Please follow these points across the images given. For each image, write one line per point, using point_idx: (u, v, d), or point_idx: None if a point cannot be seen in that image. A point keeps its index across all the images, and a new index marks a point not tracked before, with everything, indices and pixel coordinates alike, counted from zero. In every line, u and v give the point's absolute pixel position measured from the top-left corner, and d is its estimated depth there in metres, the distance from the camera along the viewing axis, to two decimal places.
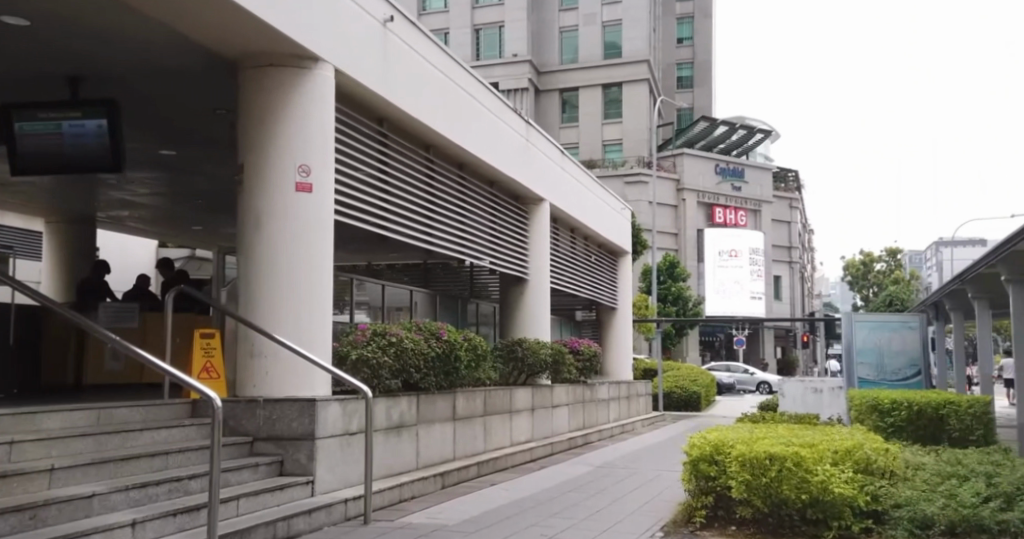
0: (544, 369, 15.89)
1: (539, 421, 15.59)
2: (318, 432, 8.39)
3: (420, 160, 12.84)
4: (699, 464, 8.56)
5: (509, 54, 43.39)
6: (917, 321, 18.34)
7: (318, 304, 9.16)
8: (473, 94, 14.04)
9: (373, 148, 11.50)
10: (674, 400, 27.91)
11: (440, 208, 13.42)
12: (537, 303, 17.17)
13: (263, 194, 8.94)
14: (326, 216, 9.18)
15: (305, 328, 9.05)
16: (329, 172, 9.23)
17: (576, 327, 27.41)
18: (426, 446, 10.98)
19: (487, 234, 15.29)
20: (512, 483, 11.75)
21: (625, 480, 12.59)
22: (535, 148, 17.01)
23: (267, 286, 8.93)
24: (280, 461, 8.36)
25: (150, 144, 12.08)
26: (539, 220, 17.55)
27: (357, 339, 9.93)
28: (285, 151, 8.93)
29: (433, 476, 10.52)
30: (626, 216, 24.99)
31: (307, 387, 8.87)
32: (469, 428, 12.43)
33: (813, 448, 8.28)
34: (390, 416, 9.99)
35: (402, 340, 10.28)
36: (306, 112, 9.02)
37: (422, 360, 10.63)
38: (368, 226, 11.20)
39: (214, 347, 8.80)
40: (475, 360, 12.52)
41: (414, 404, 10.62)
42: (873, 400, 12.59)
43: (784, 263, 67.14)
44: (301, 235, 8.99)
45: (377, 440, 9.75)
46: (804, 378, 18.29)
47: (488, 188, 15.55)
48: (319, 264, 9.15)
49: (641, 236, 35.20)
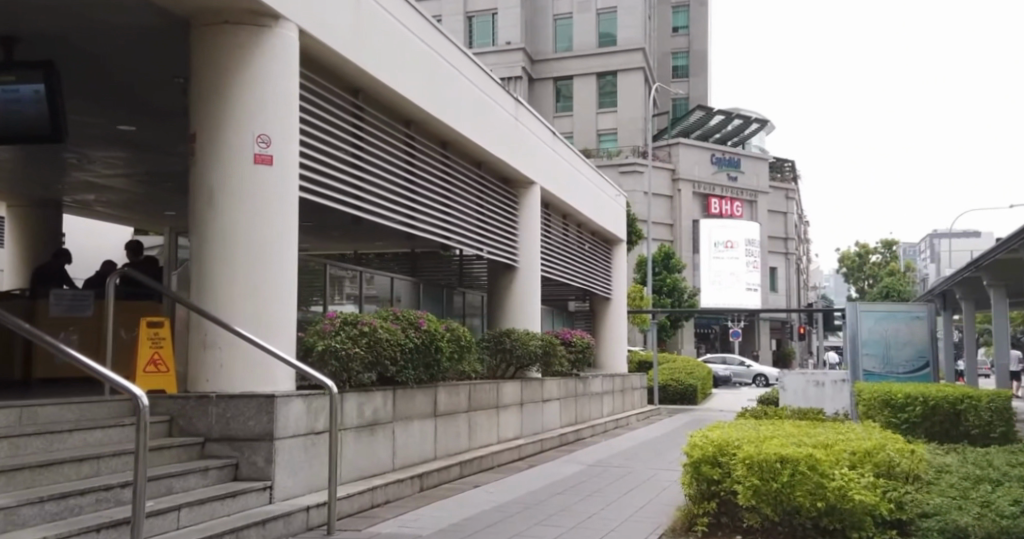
0: (534, 361, 15.01)
1: (528, 416, 14.77)
2: (277, 431, 7.52)
3: (398, 136, 11.96)
4: (701, 467, 7.78)
5: (503, 42, 42.49)
6: (925, 312, 17.62)
7: (281, 292, 8.28)
8: (458, 68, 13.16)
9: (346, 123, 10.62)
10: (669, 393, 27.12)
11: (422, 190, 12.54)
12: (527, 292, 16.30)
13: (217, 168, 8.03)
14: (289, 191, 8.30)
15: (264, 319, 8.14)
16: (292, 142, 8.33)
17: (569, 318, 26.56)
18: (403, 444, 10.14)
19: (474, 219, 14.39)
20: (497, 484, 10.90)
21: (620, 481, 11.74)
22: (525, 129, 16.13)
23: (222, 269, 8.03)
24: (234, 465, 7.50)
25: (106, 117, 11.17)
26: (528, 204, 16.66)
27: (324, 329, 9.02)
28: (241, 119, 8.04)
29: (412, 478, 9.69)
30: (621, 203, 24.13)
31: (267, 383, 7.97)
32: (451, 424, 11.58)
33: (828, 449, 7.49)
34: (361, 413, 9.14)
35: (376, 329, 9.37)
36: (266, 77, 8.11)
37: (398, 351, 9.77)
38: (341, 207, 10.33)
39: (162, 337, 7.92)
40: (458, 353, 11.67)
41: (388, 400, 9.77)
42: (886, 394, 11.82)
43: (781, 256, 66.36)
44: (260, 214, 8.10)
45: (347, 439, 8.89)
46: (806, 371, 17.49)
47: (474, 168, 14.66)
48: (281, 247, 8.28)
49: (636, 226, 34.33)
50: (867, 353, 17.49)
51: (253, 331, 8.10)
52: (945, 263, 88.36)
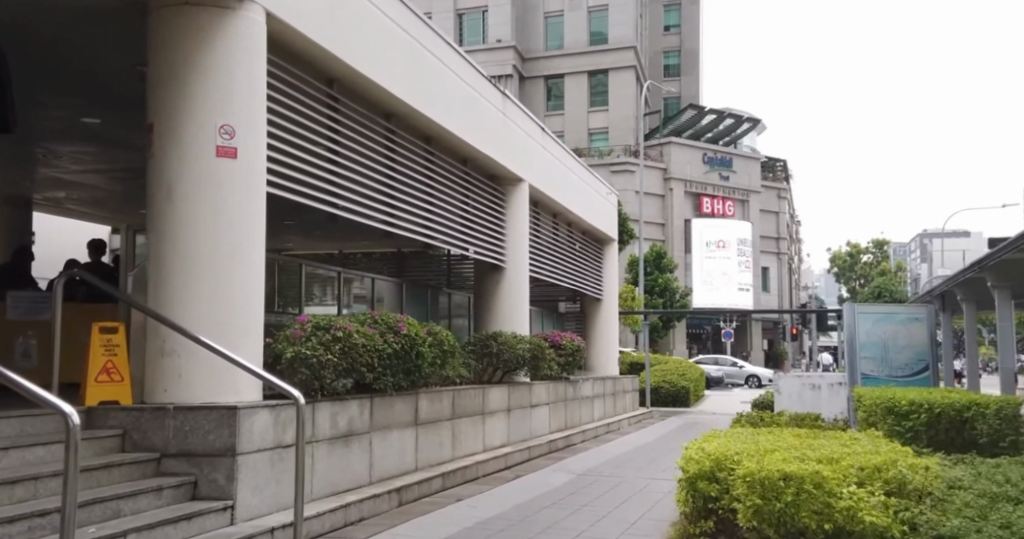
0: (522, 365, 14.45)
1: (515, 422, 14.24)
2: (240, 446, 6.95)
3: (378, 130, 11.41)
4: (697, 483, 7.46)
5: (494, 40, 42.02)
6: (925, 313, 17.08)
7: (248, 295, 7.70)
8: (443, 60, 12.58)
9: (321, 114, 10.06)
10: (661, 395, 26.61)
11: (404, 186, 11.97)
12: (515, 293, 15.73)
13: (178, 162, 7.45)
14: (255, 186, 7.72)
15: (228, 324, 7.56)
16: (259, 133, 7.74)
17: (559, 319, 26.05)
18: (381, 455, 9.59)
19: (459, 216, 13.81)
20: (482, 496, 10.36)
21: (611, 491, 11.20)
22: (513, 124, 15.55)
23: (182, 270, 7.45)
24: (193, 483, 6.94)
25: (69, 109, 10.57)
26: (516, 202, 16.10)
27: (294, 334, 8.39)
28: (201, 109, 7.46)
29: (390, 492, 9.12)
30: (612, 201, 23.59)
31: (231, 393, 7.39)
32: (433, 433, 11.05)
33: (834, 465, 7.00)
34: (335, 424, 8.59)
35: (351, 334, 8.78)
36: (231, 64, 7.54)
37: (375, 357, 9.22)
38: (315, 204, 9.79)
39: (115, 344, 7.33)
40: (442, 359, 11.12)
41: (365, 410, 9.24)
42: (889, 401, 11.35)
43: (773, 256, 65.99)
44: (224, 211, 7.52)
45: (320, 451, 8.33)
46: (801, 375, 16.91)
47: (459, 165, 14.09)
48: (248, 247, 7.70)
49: (628, 226, 33.82)
50: (865, 356, 17.02)
51: (217, 336, 7.51)
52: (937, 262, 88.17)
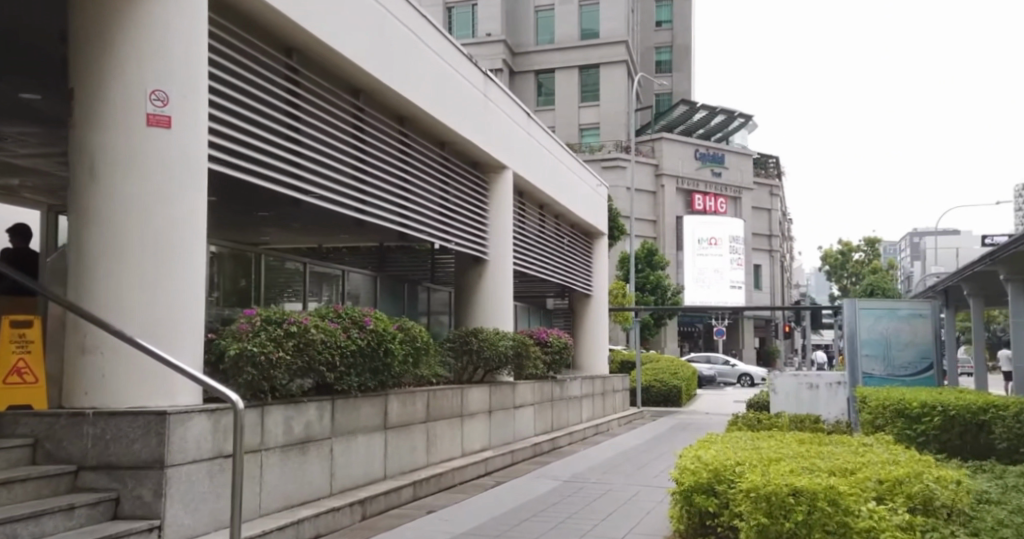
0: (504, 364, 13.56)
1: (497, 425, 13.37)
2: (169, 458, 6.08)
3: (346, 109, 10.55)
4: (693, 497, 6.66)
5: (483, 34, 41.19)
6: (929, 310, 16.23)
7: (187, 284, 6.80)
8: (418, 35, 11.71)
9: (280, 86, 9.19)
10: (652, 394, 25.80)
11: (375, 170, 11.08)
12: (498, 287, 14.85)
13: (104, 133, 6.55)
14: (193, 161, 6.81)
15: (163, 316, 6.64)
16: (198, 101, 6.83)
17: (546, 316, 25.21)
18: (345, 463, 8.73)
19: (437, 204, 12.92)
20: (457, 508, 9.48)
21: (598, 501, 10.33)
22: (495, 106, 14.67)
23: (106, 257, 6.53)
24: (114, 499, 6.05)
25: (5, 81, 9.64)
26: (500, 191, 15.22)
27: (241, 330, 7.39)
28: (130, 72, 6.56)
29: (353, 504, 8.27)
30: (602, 194, 22.76)
31: (165, 395, 6.51)
32: (405, 438, 10.18)
33: (850, 478, 6.14)
34: (288, 430, 7.72)
35: (309, 330, 7.86)
36: (165, 20, 6.64)
37: (337, 355, 8.35)
38: (274, 187, 8.94)
39: (29, 341, 6.46)
40: (415, 357, 10.25)
41: (325, 413, 8.38)
42: (900, 403, 10.40)
43: (765, 254, 65.26)
44: (158, 188, 6.62)
45: (271, 460, 7.47)
46: (799, 373, 16.31)
47: (438, 150, 13.22)
48: (188, 231, 6.80)
49: (619, 222, 33.03)
50: (866, 353, 16.13)
51: (150, 330, 6.60)
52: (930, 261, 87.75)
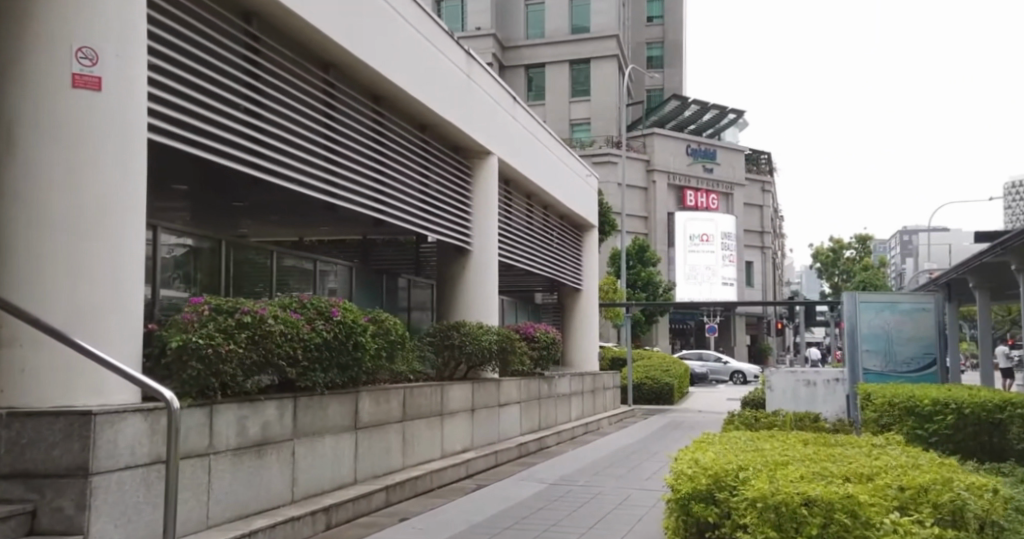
0: (489, 359, 12.82)
1: (480, 424, 12.63)
2: (95, 464, 5.36)
3: (314, 83, 9.83)
4: (690, 506, 5.94)
5: (473, 28, 40.48)
6: (932, 303, 15.58)
7: (122, 269, 6.05)
8: (395, 7, 10.98)
9: (238, 54, 8.47)
10: (644, 391, 25.12)
11: (347, 150, 10.35)
12: (482, 278, 14.10)
13: (23, 95, 5.80)
14: (128, 129, 6.07)
15: (92, 305, 5.88)
16: (133, 62, 6.11)
17: (535, 311, 24.51)
18: (308, 467, 7.98)
19: (417, 190, 12.18)
20: (433, 515, 8.75)
21: (587, 505, 9.62)
22: (478, 86, 13.93)
23: (25, 237, 5.76)
24: (31, 513, 5.33)
25: None
26: (484, 178, 14.48)
27: (187, 321, 6.60)
28: (52, 26, 5.82)
29: (315, 512, 7.54)
30: (593, 184, 22.02)
31: (94, 393, 5.76)
32: (378, 438, 9.44)
33: (867, 485, 5.41)
34: (242, 432, 6.98)
35: (266, 320, 7.11)
36: None
37: (299, 348, 7.60)
38: (231, 164, 8.23)
39: None
40: (389, 352, 9.49)
41: (285, 413, 7.63)
42: (909, 400, 9.56)
43: (757, 251, 64.65)
44: (85, 157, 5.88)
45: (221, 466, 6.72)
46: (794, 370, 15.51)
47: (417, 133, 12.47)
48: (122, 208, 6.05)
49: (610, 217, 32.30)
50: (866, 349, 15.39)
51: (77, 320, 5.84)
52: (920, 257, 87.57)
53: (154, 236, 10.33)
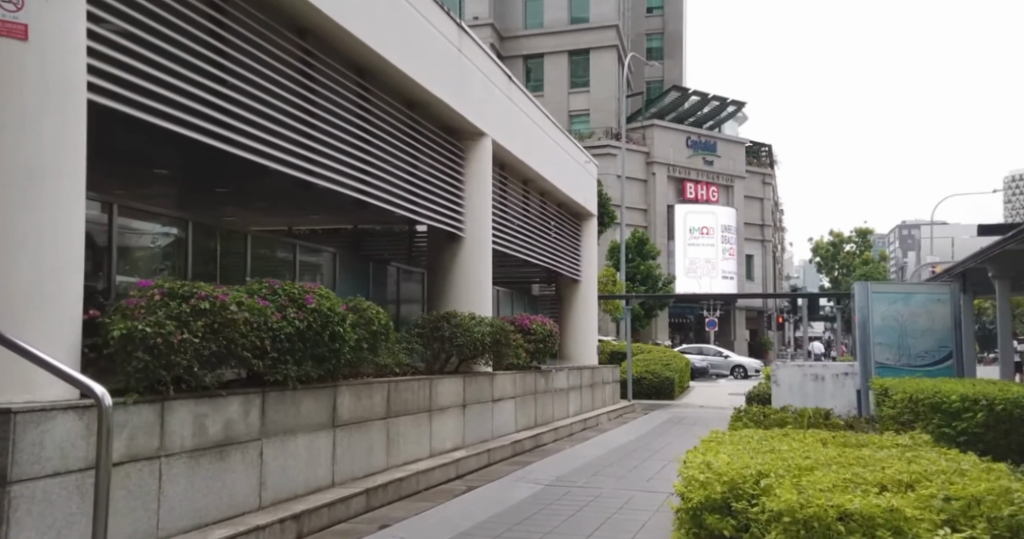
0: (482, 351, 12.07)
1: (472, 421, 11.89)
2: (14, 470, 4.61)
3: (291, 51, 9.15)
4: (703, 518, 5.22)
5: (470, 18, 39.68)
6: (947, 293, 14.90)
7: (47, 241, 5.44)
8: None
9: (201, 13, 7.76)
10: (644, 386, 24.40)
11: (325, 125, 9.60)
12: (475, 266, 13.35)
13: None
14: (57, 83, 5.49)
15: (12, 279, 5.31)
16: (66, 10, 5.54)
17: (532, 304, 23.79)
18: (278, 470, 7.24)
19: (404, 171, 11.42)
20: (418, 521, 8.01)
21: (586, 509, 8.89)
22: (470, 62, 13.16)
23: None
24: None
25: None
26: (478, 160, 13.71)
27: (133, 306, 5.86)
28: None
29: (284, 521, 6.80)
30: (593, 170, 21.26)
31: (21, 389, 5.04)
32: (359, 437, 8.70)
33: (912, 499, 4.64)
34: (200, 432, 6.24)
35: (227, 307, 6.37)
36: None
37: (267, 339, 6.86)
38: (195, 135, 7.53)
39: None
40: (371, 343, 8.75)
41: (252, 410, 6.88)
42: (935, 397, 8.93)
43: (758, 245, 63.88)
44: (7, 123, 5.33)
45: (174, 470, 5.98)
46: (802, 364, 15.10)
47: (405, 110, 11.73)
48: (50, 179, 5.47)
49: (609, 209, 31.57)
50: (878, 342, 14.59)
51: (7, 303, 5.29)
52: (922, 251, 86.79)
53: (108, 210, 9.77)
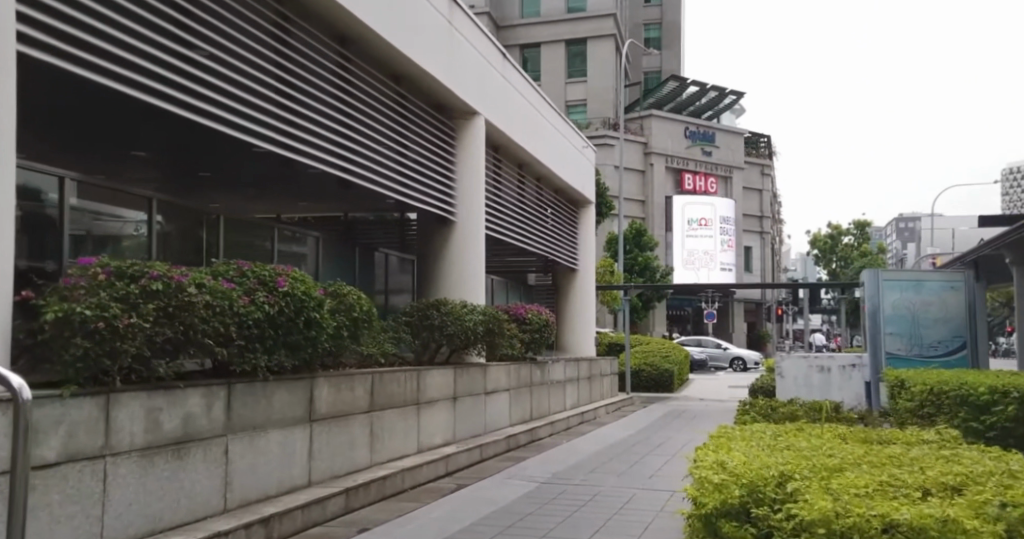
0: (474, 341, 11.41)
1: (463, 414, 11.25)
2: None
3: (267, 17, 8.48)
4: (719, 527, 4.56)
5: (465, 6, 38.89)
6: (963, 280, 14.17)
7: None
8: None
9: None
10: (642, 378, 23.77)
11: (303, 96, 8.90)
12: (467, 251, 12.68)
13: None
14: None
15: None
16: None
17: (528, 294, 23.14)
18: (246, 470, 6.58)
19: (390, 149, 10.74)
20: (403, 524, 7.36)
21: (584, 509, 8.24)
22: (462, 37, 12.47)
23: None
24: None
25: None
26: (471, 140, 13.02)
27: (72, 288, 5.18)
28: None
29: (250, 526, 6.15)
30: (590, 155, 20.57)
31: None
32: (339, 432, 8.03)
33: (965, 508, 3.98)
34: (153, 427, 5.57)
35: (182, 289, 5.69)
36: None
37: (230, 325, 6.19)
38: (158, 103, 6.82)
39: None
40: (352, 331, 8.07)
41: (214, 405, 6.21)
42: (961, 389, 8.31)
43: (756, 237, 63.25)
44: None
45: (122, 472, 5.31)
46: (809, 354, 14.31)
47: (392, 85, 11.03)
48: None
49: (606, 198, 30.89)
50: (889, 332, 13.98)
51: None
52: (919, 242, 86.31)
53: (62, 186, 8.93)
